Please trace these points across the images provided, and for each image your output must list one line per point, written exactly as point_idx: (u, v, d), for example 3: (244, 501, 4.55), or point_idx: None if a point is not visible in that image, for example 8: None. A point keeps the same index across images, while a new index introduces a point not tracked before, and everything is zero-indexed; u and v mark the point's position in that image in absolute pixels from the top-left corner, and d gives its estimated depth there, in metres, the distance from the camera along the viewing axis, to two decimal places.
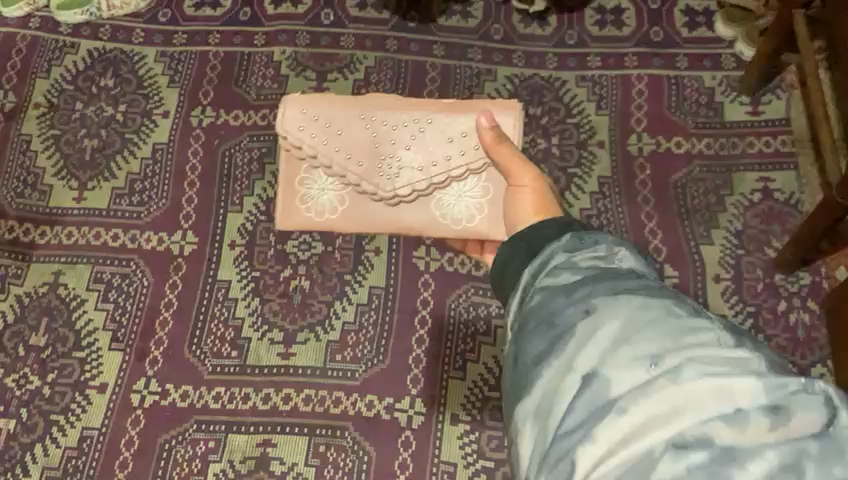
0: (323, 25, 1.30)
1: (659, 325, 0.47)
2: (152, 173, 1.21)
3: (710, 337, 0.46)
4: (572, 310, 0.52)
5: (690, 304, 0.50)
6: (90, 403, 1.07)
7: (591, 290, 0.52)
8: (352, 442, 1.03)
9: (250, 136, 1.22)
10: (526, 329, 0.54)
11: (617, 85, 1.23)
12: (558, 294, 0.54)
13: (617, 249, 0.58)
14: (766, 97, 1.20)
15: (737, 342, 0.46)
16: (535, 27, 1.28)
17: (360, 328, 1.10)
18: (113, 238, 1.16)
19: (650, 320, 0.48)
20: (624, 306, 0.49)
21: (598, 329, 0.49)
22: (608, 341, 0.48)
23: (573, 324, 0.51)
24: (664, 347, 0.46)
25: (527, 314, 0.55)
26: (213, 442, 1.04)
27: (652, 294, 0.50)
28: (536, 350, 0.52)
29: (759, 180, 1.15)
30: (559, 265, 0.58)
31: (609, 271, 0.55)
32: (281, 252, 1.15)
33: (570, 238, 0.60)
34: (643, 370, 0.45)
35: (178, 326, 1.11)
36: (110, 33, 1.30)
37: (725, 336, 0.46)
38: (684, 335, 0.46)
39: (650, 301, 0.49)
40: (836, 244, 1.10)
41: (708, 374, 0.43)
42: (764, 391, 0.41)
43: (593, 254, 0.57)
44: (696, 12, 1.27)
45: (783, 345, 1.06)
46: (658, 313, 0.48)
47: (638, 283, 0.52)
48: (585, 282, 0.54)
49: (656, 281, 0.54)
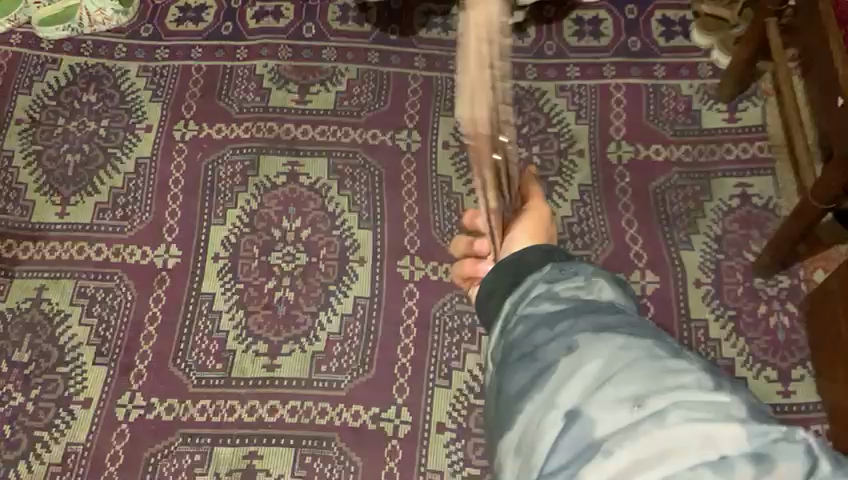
0: (305, 39, 1.31)
1: (641, 367, 0.48)
2: (135, 187, 1.21)
3: (690, 380, 0.47)
4: (554, 345, 0.52)
5: (668, 344, 0.51)
6: (74, 418, 1.07)
7: (573, 324, 0.53)
8: (339, 452, 1.04)
9: (234, 149, 1.23)
10: (508, 361, 0.54)
11: (596, 94, 1.25)
12: (540, 327, 0.54)
13: (597, 279, 0.58)
14: (742, 105, 1.22)
15: (714, 385, 0.48)
16: (515, 38, 1.29)
17: (345, 339, 1.10)
18: (96, 252, 1.16)
19: (631, 360, 0.49)
20: (605, 344, 0.50)
21: (582, 367, 0.50)
22: (593, 380, 0.49)
23: (555, 360, 0.51)
24: (646, 389, 0.47)
25: (509, 345, 0.56)
26: (199, 455, 1.04)
27: (634, 333, 0.51)
28: (518, 384, 0.52)
29: (737, 186, 1.17)
30: (539, 294, 0.57)
31: (589, 303, 0.55)
32: (265, 264, 1.15)
33: (551, 268, 0.60)
34: (626, 410, 0.46)
35: (163, 340, 1.11)
36: (92, 49, 1.30)
37: (703, 379, 0.48)
38: (664, 376, 0.48)
39: (631, 341, 0.50)
40: (813, 247, 1.12)
41: (692, 420, 0.44)
42: (747, 439, 0.44)
43: (574, 283, 0.58)
44: (672, 22, 1.29)
45: (763, 349, 1.07)
46: (639, 353, 0.49)
47: (618, 319, 0.53)
48: (567, 314, 0.54)
49: (634, 316, 0.55)
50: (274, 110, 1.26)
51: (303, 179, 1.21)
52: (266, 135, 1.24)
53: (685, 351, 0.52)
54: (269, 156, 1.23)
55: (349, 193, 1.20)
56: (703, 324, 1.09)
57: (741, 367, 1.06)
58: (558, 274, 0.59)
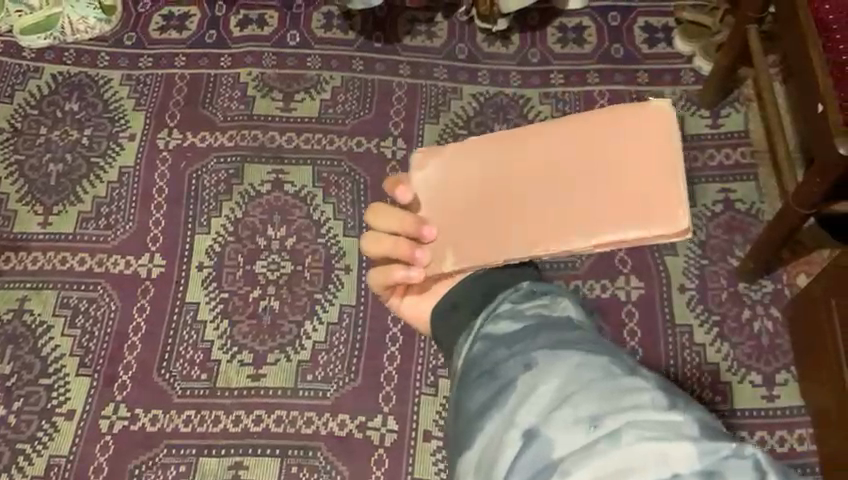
0: (290, 47, 1.30)
1: (600, 385, 0.45)
2: (119, 196, 1.20)
3: (648, 398, 0.44)
4: (513, 362, 0.50)
5: (627, 362, 0.49)
6: (57, 430, 1.06)
7: (532, 342, 0.51)
8: (325, 462, 1.03)
9: (218, 158, 1.23)
10: (468, 380, 0.52)
11: (580, 100, 1.25)
12: (500, 346, 0.52)
13: (562, 300, 0.57)
14: (725, 111, 1.23)
15: (674, 404, 0.45)
16: (499, 45, 1.30)
17: (331, 348, 1.10)
18: (79, 262, 1.15)
19: (590, 378, 0.46)
20: (565, 362, 0.48)
21: (540, 386, 0.47)
22: (551, 399, 0.46)
23: (514, 378, 0.48)
24: (603, 407, 0.44)
25: (469, 363, 0.53)
26: (184, 467, 1.03)
27: (593, 350, 0.49)
28: (477, 404, 0.49)
29: (721, 191, 1.18)
30: (503, 314, 0.56)
31: (551, 321, 0.53)
32: (250, 273, 1.15)
33: (520, 290, 0.59)
34: (583, 431, 0.43)
35: (147, 350, 1.10)
36: (74, 57, 1.30)
37: (662, 398, 0.45)
38: (621, 395, 0.45)
39: (590, 359, 0.48)
40: (796, 252, 1.13)
41: (646, 440, 0.41)
42: (699, 456, 0.41)
43: (539, 303, 0.56)
44: (655, 28, 1.30)
45: (747, 353, 1.08)
46: (598, 372, 0.47)
47: (578, 337, 0.51)
48: (527, 332, 0.52)
49: (594, 335, 0.53)
50: (258, 118, 1.25)
51: (288, 187, 1.20)
52: (250, 143, 1.24)
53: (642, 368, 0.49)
54: (254, 165, 1.22)
55: (334, 201, 1.19)
56: (688, 330, 1.09)
57: (726, 372, 1.07)
58: (526, 295, 0.58)
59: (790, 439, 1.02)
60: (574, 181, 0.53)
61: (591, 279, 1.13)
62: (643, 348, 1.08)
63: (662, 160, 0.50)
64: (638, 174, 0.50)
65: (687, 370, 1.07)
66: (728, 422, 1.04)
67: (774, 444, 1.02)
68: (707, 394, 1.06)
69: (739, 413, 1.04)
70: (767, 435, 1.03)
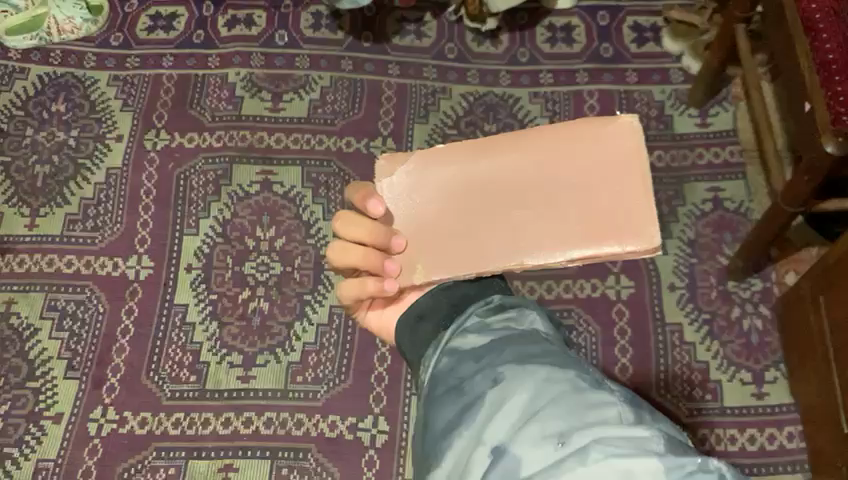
0: (278, 46, 1.30)
1: (564, 401, 0.48)
2: (106, 198, 1.19)
3: (612, 414, 0.46)
4: (480, 377, 0.54)
5: (594, 376, 0.51)
6: (45, 434, 1.05)
7: (498, 356, 0.55)
8: (315, 463, 1.03)
9: (206, 159, 1.22)
10: (439, 392, 0.56)
11: (569, 100, 1.25)
12: (468, 360, 0.57)
13: (526, 313, 0.61)
14: (713, 110, 1.24)
15: (637, 418, 0.46)
16: (488, 45, 1.29)
17: (321, 349, 1.09)
18: (66, 264, 1.14)
19: (556, 394, 0.49)
20: (531, 377, 0.51)
21: (507, 401, 0.50)
22: (518, 415, 0.49)
23: (482, 392, 0.52)
24: (569, 424, 0.46)
25: (438, 376, 0.58)
26: (173, 469, 1.03)
27: (557, 363, 0.52)
28: (448, 416, 0.54)
29: (709, 190, 1.18)
30: (471, 329, 0.60)
31: (516, 335, 0.58)
32: (239, 274, 1.14)
33: (488, 304, 0.63)
34: (550, 448, 0.45)
35: (135, 352, 1.09)
36: (61, 58, 1.28)
37: (626, 412, 0.46)
38: (588, 412, 0.46)
39: (555, 374, 0.50)
40: (784, 250, 1.13)
41: (612, 456, 0.43)
42: (665, 471, 0.42)
43: (505, 317, 0.61)
44: (644, 28, 1.30)
45: (737, 351, 1.08)
46: (563, 387, 0.49)
47: (543, 349, 0.55)
48: (493, 346, 0.56)
49: (558, 346, 0.57)
50: (247, 118, 1.25)
51: (277, 188, 1.20)
52: (239, 143, 1.23)
53: (610, 382, 0.51)
54: (242, 165, 1.21)
55: (323, 201, 1.19)
56: (678, 328, 1.10)
57: (716, 371, 1.07)
58: (492, 309, 0.62)
59: (779, 437, 1.03)
60: (558, 195, 0.58)
61: (581, 278, 1.13)
62: (633, 347, 1.09)
63: (636, 175, 0.57)
64: (615, 189, 0.57)
65: (677, 369, 1.07)
66: (718, 420, 1.04)
67: (763, 441, 1.02)
68: (697, 393, 1.06)
69: (729, 411, 1.05)
70: (757, 433, 1.03)
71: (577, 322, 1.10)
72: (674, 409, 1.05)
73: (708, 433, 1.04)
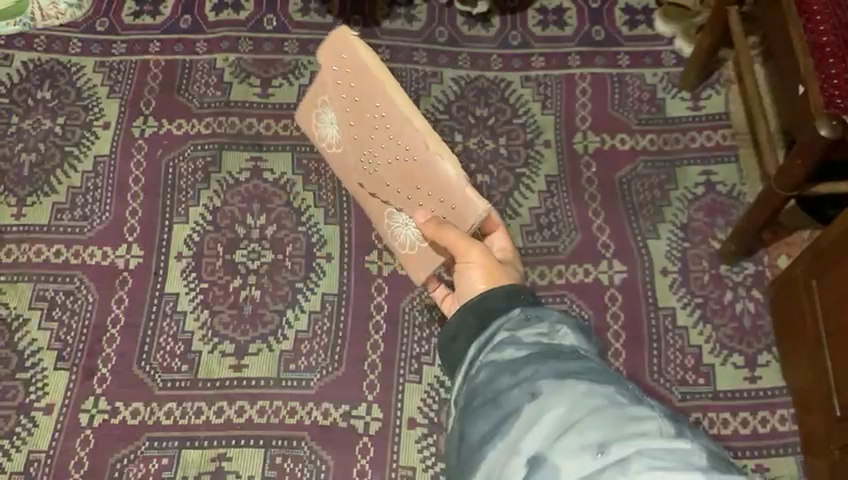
0: (267, 31, 1.28)
1: (604, 414, 0.51)
2: (94, 186, 1.18)
3: (652, 426, 0.49)
4: (518, 391, 0.56)
5: (631, 391, 0.54)
6: (36, 425, 1.04)
7: (536, 371, 0.57)
8: (309, 451, 1.03)
9: (195, 145, 1.21)
10: (473, 406, 0.59)
11: (561, 84, 1.24)
12: (504, 374, 0.58)
13: (559, 326, 0.62)
14: (706, 93, 1.23)
15: (677, 432, 0.49)
16: (479, 28, 1.28)
17: (314, 336, 1.09)
18: (55, 254, 1.13)
19: (593, 407, 0.52)
20: (570, 391, 0.53)
21: (545, 413, 0.53)
22: (555, 425, 0.52)
23: (519, 407, 0.55)
24: (609, 435, 0.49)
25: (474, 390, 0.60)
26: (166, 459, 1.02)
27: (596, 380, 0.54)
28: (483, 429, 0.57)
29: (702, 174, 1.18)
30: (503, 341, 0.62)
31: (552, 349, 0.59)
32: (230, 262, 1.13)
33: (519, 315, 0.64)
34: (590, 457, 0.49)
35: (126, 343, 1.09)
36: (45, 44, 1.26)
37: (666, 425, 0.50)
38: (628, 423, 0.50)
39: (594, 388, 0.53)
40: (776, 233, 1.13)
41: (655, 469, 0.46)
42: None
43: (537, 330, 0.62)
44: (636, 10, 1.29)
45: (730, 335, 1.08)
46: (601, 401, 0.52)
47: (580, 365, 0.57)
48: (530, 360, 0.58)
49: (595, 360, 0.59)
50: (235, 104, 1.23)
51: (267, 175, 1.19)
52: (228, 130, 1.22)
53: (648, 397, 0.54)
54: (231, 152, 1.20)
55: (315, 188, 1.18)
56: (671, 313, 1.10)
57: (709, 355, 1.07)
58: (521, 321, 0.63)
59: (772, 420, 1.03)
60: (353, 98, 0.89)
61: (574, 263, 1.12)
62: (626, 332, 1.08)
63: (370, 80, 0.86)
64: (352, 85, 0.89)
65: (670, 353, 1.07)
66: (711, 404, 1.05)
67: (756, 424, 1.03)
68: (690, 377, 1.06)
69: (721, 395, 1.05)
70: (750, 416, 1.03)
71: (571, 307, 1.10)
72: (667, 393, 1.05)
73: (701, 417, 1.04)
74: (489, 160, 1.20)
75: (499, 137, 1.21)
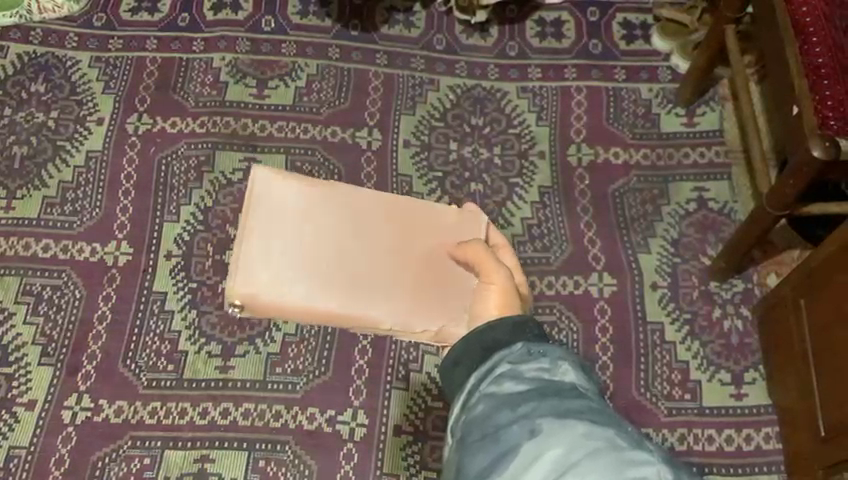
0: (264, 32, 1.28)
1: (604, 458, 0.49)
2: (85, 182, 1.17)
3: (651, 472, 0.48)
4: (518, 428, 0.54)
5: (631, 434, 0.53)
6: (18, 421, 1.03)
7: (536, 409, 0.55)
8: (293, 455, 1.02)
9: (188, 144, 1.20)
10: (470, 440, 0.57)
11: (557, 96, 1.25)
12: (504, 408, 0.56)
13: (562, 362, 0.60)
14: (701, 109, 1.23)
15: (675, 478, 0.49)
16: (478, 38, 1.28)
17: (302, 340, 1.08)
18: (43, 249, 1.12)
19: (592, 450, 0.50)
20: (570, 431, 0.52)
21: (544, 454, 0.52)
22: (554, 466, 0.51)
23: (518, 445, 0.53)
24: None
25: (473, 423, 0.58)
26: (148, 459, 1.02)
27: (596, 422, 0.53)
28: (480, 466, 0.54)
29: (694, 190, 1.18)
30: (504, 373, 0.60)
31: (552, 385, 0.57)
32: (220, 262, 1.13)
33: (520, 347, 0.61)
34: None
35: (112, 340, 1.08)
36: (41, 38, 1.26)
37: (664, 471, 0.49)
38: (628, 469, 0.48)
39: (594, 430, 0.52)
40: (766, 252, 1.14)
41: None
42: None
43: (538, 364, 0.60)
44: (634, 25, 1.29)
45: (717, 352, 1.09)
46: (601, 444, 0.51)
47: (580, 405, 0.55)
48: (530, 396, 0.56)
49: (596, 400, 0.57)
50: (231, 104, 1.23)
51: None
52: (222, 130, 1.21)
53: (647, 440, 0.53)
54: (225, 152, 1.20)
55: None
56: (660, 327, 1.10)
57: (696, 370, 1.07)
58: (523, 355, 0.61)
59: (756, 438, 1.03)
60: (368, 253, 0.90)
61: (564, 275, 1.12)
62: (614, 345, 1.09)
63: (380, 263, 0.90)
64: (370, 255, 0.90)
65: (658, 368, 1.08)
66: (697, 420, 1.05)
67: (740, 442, 1.03)
68: (676, 392, 1.06)
69: (708, 411, 1.05)
70: (735, 433, 1.04)
71: (560, 318, 1.10)
72: (653, 408, 1.05)
73: (686, 433, 1.04)
74: (483, 169, 1.20)
75: (494, 150, 1.21)
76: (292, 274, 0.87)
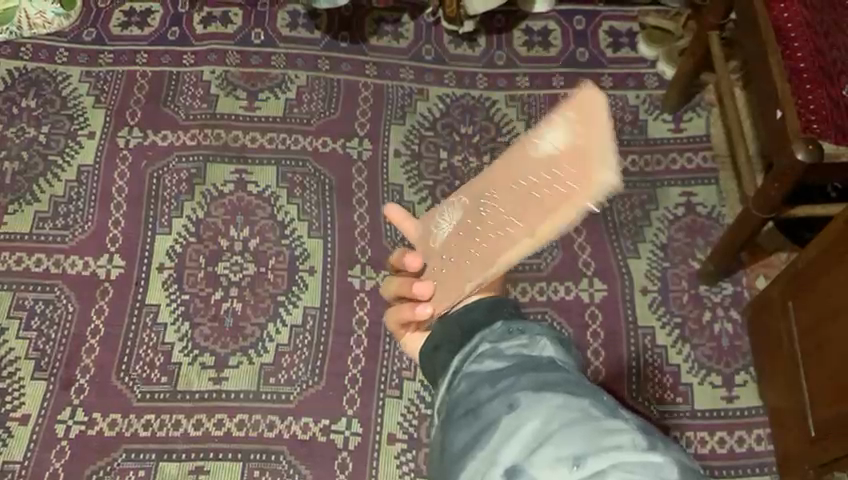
0: (254, 45, 1.29)
1: (579, 425, 0.45)
2: (77, 196, 1.18)
3: (626, 439, 0.44)
4: (496, 402, 0.50)
5: (606, 403, 0.48)
6: (11, 435, 1.03)
7: (515, 382, 0.51)
8: (287, 465, 1.02)
9: (179, 157, 1.21)
10: (452, 417, 0.53)
11: (545, 103, 1.26)
12: (483, 384, 0.53)
13: (540, 337, 0.57)
14: (687, 115, 1.25)
15: (650, 444, 0.44)
16: (466, 47, 1.30)
17: (295, 350, 1.09)
18: (35, 263, 1.12)
19: (569, 419, 0.46)
20: (547, 402, 0.48)
21: (522, 426, 0.47)
22: (530, 438, 0.46)
23: (496, 420, 0.49)
24: (587, 447, 0.43)
25: (455, 401, 0.54)
26: (143, 471, 1.02)
27: (573, 392, 0.48)
28: (462, 441, 0.50)
29: (682, 195, 1.19)
30: (484, 352, 0.57)
31: (531, 359, 0.54)
32: (212, 273, 1.13)
33: (501, 327, 0.59)
34: (566, 470, 0.43)
35: (105, 353, 1.08)
36: (31, 53, 1.26)
37: (638, 438, 0.44)
38: (602, 436, 0.44)
39: (570, 400, 0.47)
40: (755, 254, 1.15)
41: None
42: None
43: (517, 342, 0.57)
44: (620, 33, 1.31)
45: (708, 355, 1.09)
46: (576, 414, 0.46)
47: (559, 377, 0.51)
48: (510, 371, 0.53)
49: (575, 372, 0.54)
50: (222, 116, 1.24)
51: (251, 187, 1.19)
52: (213, 142, 1.22)
53: (624, 408, 0.49)
54: (217, 164, 1.20)
55: (298, 202, 1.18)
56: (651, 331, 1.11)
57: (687, 374, 1.08)
58: (504, 334, 0.58)
59: (748, 440, 1.04)
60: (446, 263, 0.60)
61: (555, 281, 1.13)
62: (606, 350, 1.09)
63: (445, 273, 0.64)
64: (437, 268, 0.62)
65: (649, 372, 1.08)
66: (688, 423, 1.05)
67: (732, 444, 1.04)
68: (668, 396, 1.07)
69: (700, 414, 1.06)
70: (727, 435, 1.04)
71: (552, 324, 1.11)
72: (645, 412, 1.06)
73: (679, 436, 1.04)
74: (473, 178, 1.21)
75: (498, 154, 1.22)
76: (524, 208, 0.49)
